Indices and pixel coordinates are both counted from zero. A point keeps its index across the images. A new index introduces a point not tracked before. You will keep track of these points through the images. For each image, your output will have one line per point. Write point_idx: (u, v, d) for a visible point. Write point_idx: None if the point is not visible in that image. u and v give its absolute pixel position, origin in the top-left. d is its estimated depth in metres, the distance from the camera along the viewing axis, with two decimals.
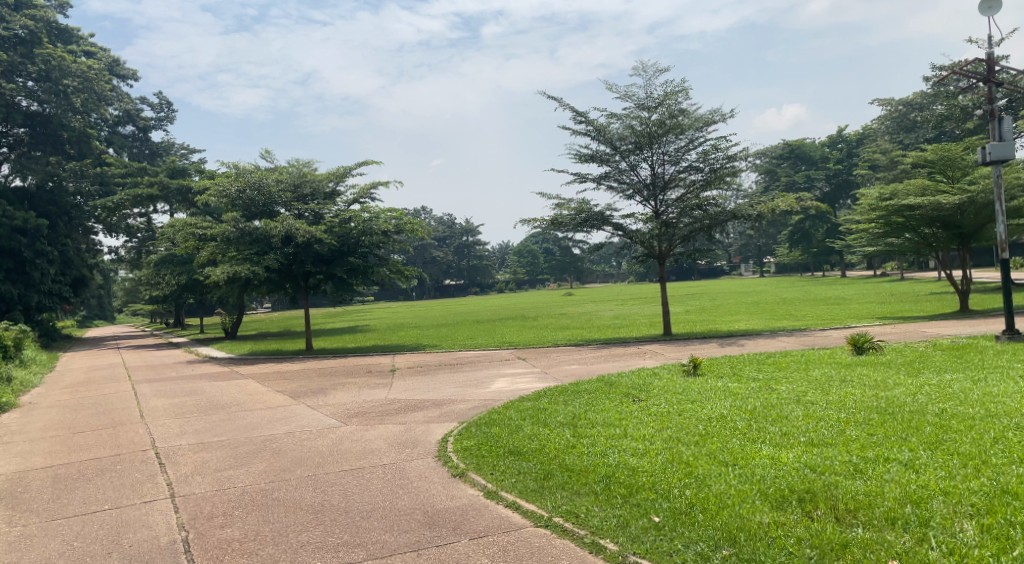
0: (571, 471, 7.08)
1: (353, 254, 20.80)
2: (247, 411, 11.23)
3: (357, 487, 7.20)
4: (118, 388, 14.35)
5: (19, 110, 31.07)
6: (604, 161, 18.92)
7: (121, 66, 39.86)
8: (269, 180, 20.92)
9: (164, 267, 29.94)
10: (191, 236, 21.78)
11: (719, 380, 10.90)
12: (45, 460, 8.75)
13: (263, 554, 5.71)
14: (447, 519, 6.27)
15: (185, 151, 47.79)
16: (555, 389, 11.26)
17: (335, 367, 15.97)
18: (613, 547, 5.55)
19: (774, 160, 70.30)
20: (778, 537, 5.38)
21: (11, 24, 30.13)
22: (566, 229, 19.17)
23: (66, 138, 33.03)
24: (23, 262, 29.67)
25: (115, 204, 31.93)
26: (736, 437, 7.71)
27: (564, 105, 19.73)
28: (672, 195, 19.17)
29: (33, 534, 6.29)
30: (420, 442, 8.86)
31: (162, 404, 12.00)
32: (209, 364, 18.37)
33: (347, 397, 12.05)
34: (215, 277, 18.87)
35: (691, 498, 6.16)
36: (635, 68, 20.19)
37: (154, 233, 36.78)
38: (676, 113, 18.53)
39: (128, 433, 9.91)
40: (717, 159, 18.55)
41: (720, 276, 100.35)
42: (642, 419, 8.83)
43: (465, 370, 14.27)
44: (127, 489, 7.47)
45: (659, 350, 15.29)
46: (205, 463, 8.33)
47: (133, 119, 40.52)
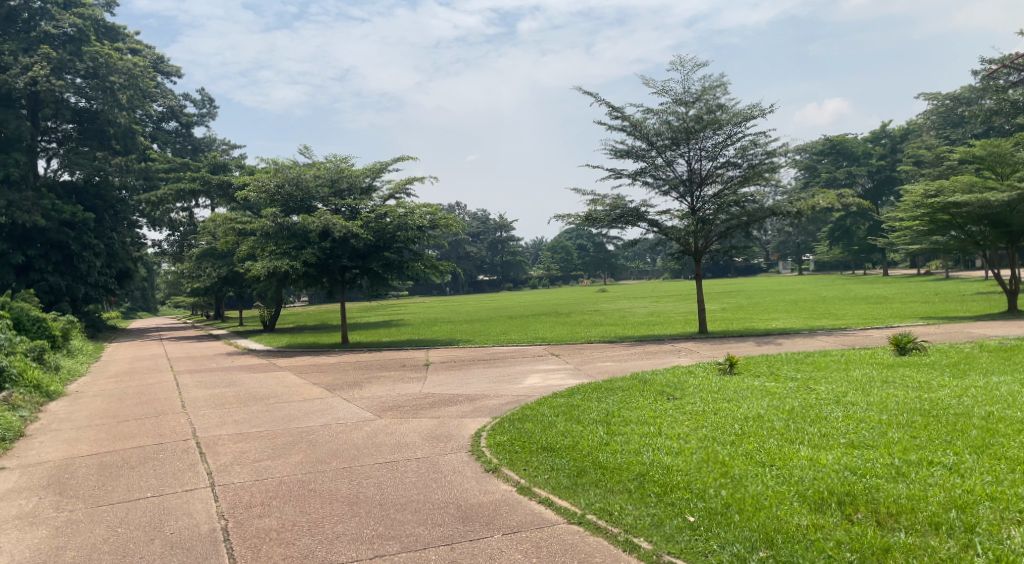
0: (605, 469, 7.05)
1: (388, 249, 20.99)
2: (285, 402, 11.44)
3: (391, 480, 7.26)
4: (162, 378, 14.73)
5: (68, 107, 31.72)
6: (639, 157, 18.75)
7: (165, 63, 40.73)
8: (307, 176, 21.21)
9: (205, 261, 30.76)
10: (231, 231, 22.12)
11: (756, 378, 10.76)
12: (92, 447, 9.03)
13: (300, 545, 5.80)
14: (480, 514, 6.30)
15: (226, 147, 48.56)
16: (588, 386, 11.20)
17: (370, 361, 16.14)
18: (647, 546, 5.52)
19: (815, 156, 68.99)
20: (817, 540, 5.29)
21: (61, 23, 31.16)
22: (601, 225, 19.05)
23: (112, 134, 33.63)
24: (70, 255, 30.77)
25: (159, 198, 32.82)
26: (773, 437, 7.61)
27: (599, 101, 19.59)
28: (709, 190, 18.87)
29: (80, 520, 6.50)
30: (454, 436, 8.93)
31: (203, 395, 12.30)
32: (247, 356, 18.78)
33: (381, 391, 12.18)
34: (255, 271, 19.27)
35: (728, 498, 6.09)
36: (672, 63, 19.75)
37: (195, 226, 37.70)
38: (714, 108, 18.31)
39: (171, 423, 10.17)
40: (756, 155, 18.27)
41: (756, 273, 99.05)
42: (678, 417, 8.75)
43: (499, 365, 14.33)
44: (169, 477, 7.66)
45: (694, 348, 15.17)
46: (244, 453, 8.50)
47: (177, 115, 41.32)
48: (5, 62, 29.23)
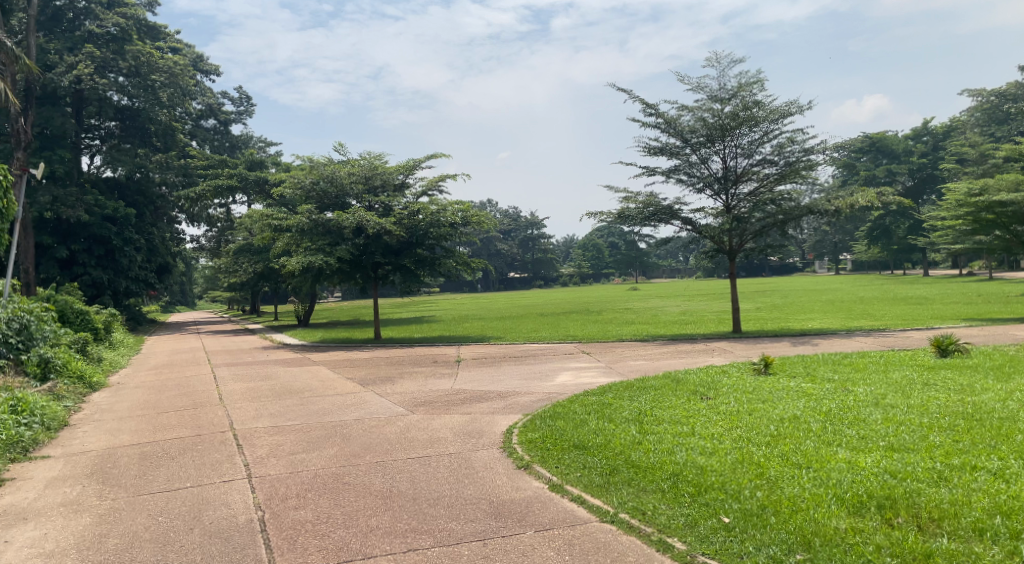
0: (638, 468, 7.01)
1: (421, 246, 21.11)
2: (318, 396, 11.58)
3: (424, 475, 7.32)
4: (199, 370, 15.03)
5: (111, 105, 32.33)
6: (673, 154, 18.59)
7: (204, 62, 41.47)
8: (341, 173, 21.39)
9: (242, 256, 31.31)
10: (268, 227, 22.45)
11: (792, 379, 10.62)
12: (133, 437, 9.25)
13: (334, 537, 5.87)
14: (513, 511, 6.30)
15: (263, 144, 49.22)
16: (621, 384, 11.15)
17: (403, 356, 16.27)
18: (682, 547, 5.48)
19: (854, 154, 67.68)
20: (856, 544, 5.19)
21: (104, 22, 31.92)
22: (633, 223, 18.91)
23: (153, 132, 34.33)
24: (112, 249, 31.55)
25: (197, 194, 33.20)
26: (811, 439, 7.50)
27: (633, 97, 19.45)
28: (744, 188, 18.63)
29: (121, 508, 6.66)
30: (486, 432, 8.96)
31: (240, 388, 12.52)
32: (282, 350, 19.06)
33: (413, 386, 12.28)
34: (290, 267, 19.56)
35: (763, 500, 6.01)
36: (708, 59, 19.57)
37: (232, 222, 38.30)
38: (750, 104, 18.02)
39: (208, 415, 10.36)
40: (793, 152, 17.97)
41: (792, 273, 97.60)
42: (711, 417, 8.66)
43: (530, 363, 14.33)
44: (207, 468, 7.81)
45: (728, 348, 14.99)
46: (280, 446, 8.62)
47: (215, 113, 42.08)
48: (51, 61, 30.06)
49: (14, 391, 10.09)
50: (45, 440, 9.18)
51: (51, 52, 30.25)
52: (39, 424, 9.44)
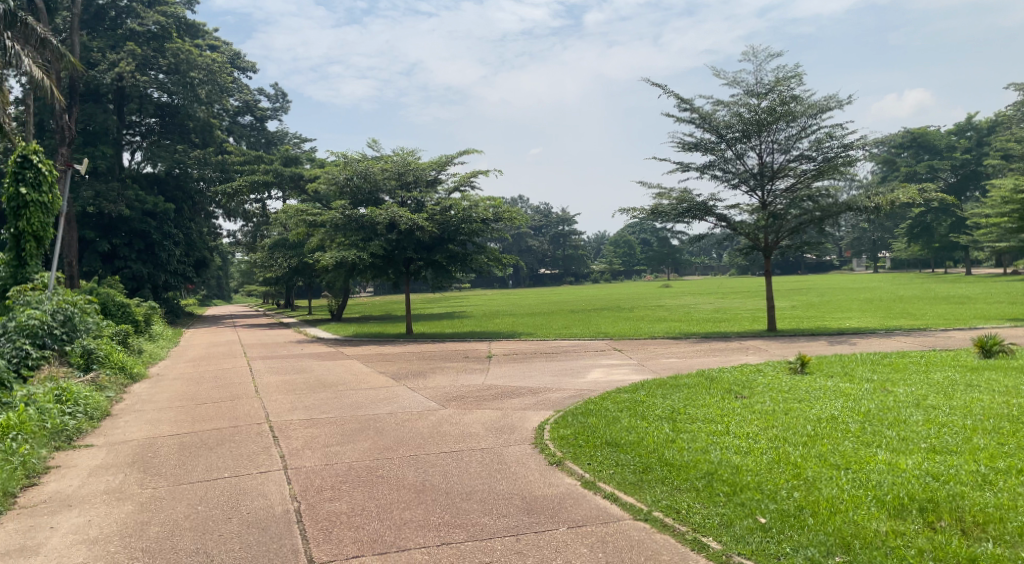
0: (671, 466, 6.95)
1: (452, 242, 21.20)
2: (352, 390, 11.71)
3: (456, 469, 7.36)
4: (236, 363, 15.30)
5: (151, 102, 32.96)
6: (708, 149, 18.37)
7: (241, 59, 42.11)
8: (375, 168, 21.53)
9: (277, 251, 31.54)
10: (302, 222, 22.69)
11: (829, 378, 10.44)
12: (173, 428, 9.45)
13: (368, 529, 5.92)
14: (546, 507, 6.30)
15: (297, 141, 49.79)
16: (653, 382, 11.07)
17: (435, 351, 16.37)
18: (716, 546, 5.42)
19: (894, 149, 66.46)
20: (897, 547, 5.09)
21: (145, 21, 32.71)
22: (667, 219, 18.74)
23: (192, 128, 34.87)
24: (152, 243, 32.25)
25: (234, 189, 33.65)
26: (849, 440, 7.36)
27: (667, 92, 19.25)
28: (780, 184, 18.33)
29: (163, 496, 6.81)
30: (518, 428, 8.96)
31: (275, 380, 12.72)
32: (316, 344, 19.30)
33: (445, 381, 12.36)
34: (324, 262, 19.82)
35: (800, 501, 5.92)
36: (745, 53, 19.32)
37: (267, 217, 38.84)
38: (788, 99, 17.72)
39: (245, 406, 10.54)
40: (832, 148, 17.63)
41: (829, 271, 95.84)
42: (746, 416, 8.55)
43: (561, 359, 14.34)
44: (245, 459, 7.94)
45: (763, 346, 14.79)
46: (315, 438, 8.73)
47: (251, 109, 42.71)
48: (94, 59, 30.80)
49: (59, 381, 10.39)
50: (88, 429, 9.42)
51: (94, 50, 31.00)
52: (82, 414, 9.69)
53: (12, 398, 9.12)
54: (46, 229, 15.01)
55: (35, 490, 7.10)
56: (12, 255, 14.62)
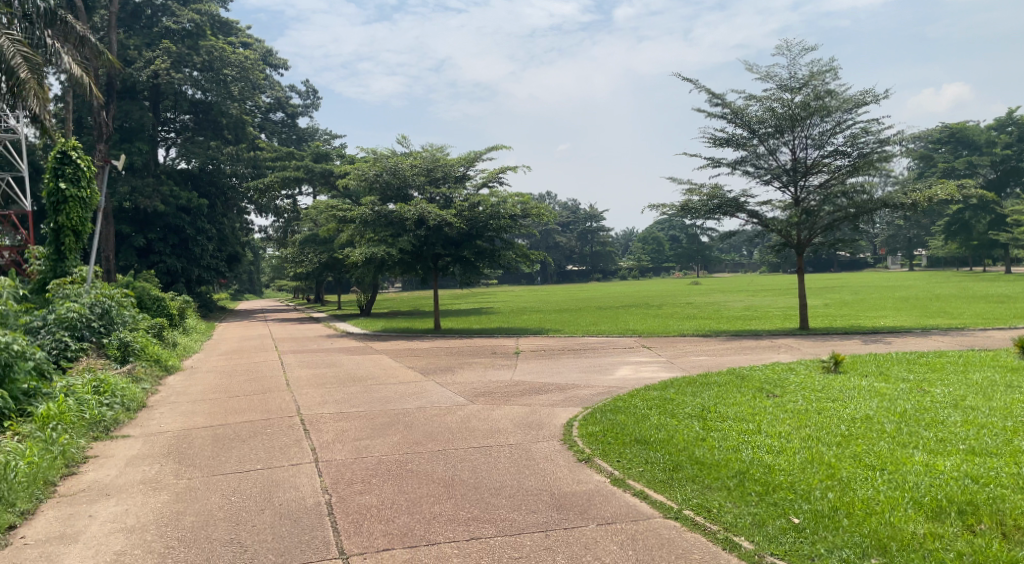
0: (701, 465, 6.89)
1: (480, 238, 21.22)
2: (381, 384, 11.81)
3: (485, 465, 7.38)
4: (267, 356, 15.51)
5: (186, 98, 33.44)
6: (740, 145, 18.15)
7: (274, 56, 42.59)
8: (404, 165, 21.62)
9: (308, 247, 32.07)
10: (332, 218, 22.90)
11: (864, 378, 10.24)
12: (206, 420, 9.61)
13: (398, 523, 5.96)
14: (575, 504, 6.28)
15: (328, 137, 50.22)
16: (683, 379, 10.97)
17: (463, 347, 16.43)
18: (749, 546, 5.36)
19: (931, 145, 65.19)
20: (935, 550, 4.98)
21: (180, 18, 33.16)
22: (697, 216, 18.56)
23: (225, 125, 35.38)
24: (186, 238, 33.09)
25: (266, 185, 34.08)
26: (885, 440, 7.23)
27: (699, 87, 19.05)
28: (814, 180, 18.04)
29: (197, 487, 6.93)
30: (546, 424, 8.95)
31: (306, 374, 12.89)
32: (345, 339, 19.50)
33: (473, 376, 12.41)
34: (354, 258, 20.00)
35: (835, 501, 5.83)
36: (778, 48, 19.08)
37: (298, 213, 39.27)
38: (823, 93, 17.44)
39: (276, 399, 10.68)
40: (867, 143, 17.33)
41: (862, 268, 94.19)
42: (778, 415, 8.42)
43: (589, 355, 14.30)
44: (277, 451, 8.05)
45: (795, 344, 14.60)
46: (345, 432, 8.82)
47: (283, 106, 43.18)
48: (131, 56, 31.38)
49: (97, 372, 10.64)
50: (125, 419, 9.63)
51: (131, 48, 31.76)
52: (119, 405, 9.90)
53: (52, 388, 9.36)
54: (85, 223, 15.34)
55: (75, 478, 7.28)
56: (52, 249, 14.91)
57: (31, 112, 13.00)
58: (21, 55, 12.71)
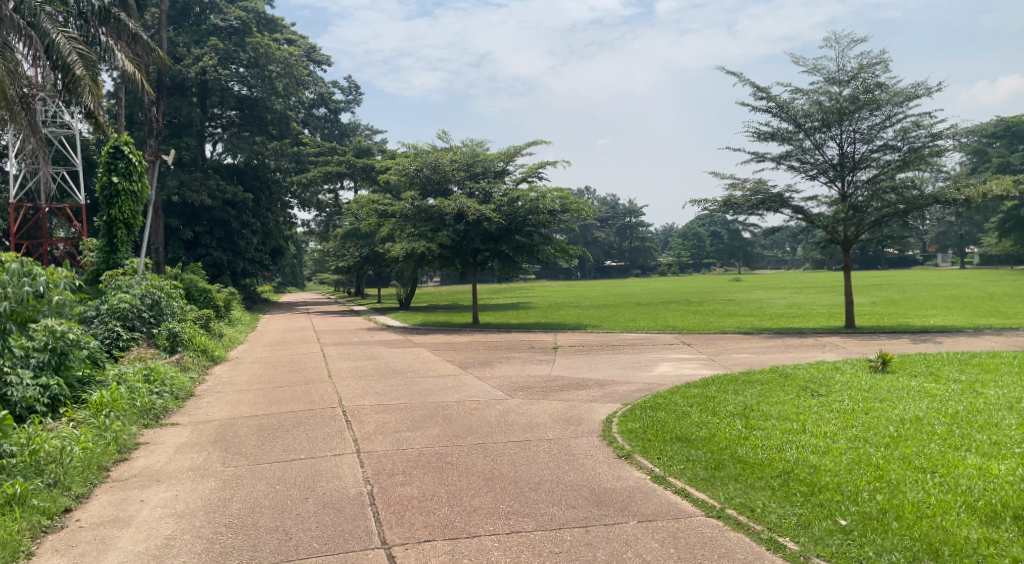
0: (745, 464, 6.79)
1: (519, 233, 21.15)
2: (420, 377, 11.93)
3: (525, 459, 7.39)
4: (309, 348, 15.77)
5: (232, 94, 34.20)
6: (785, 139, 17.81)
7: (317, 52, 43.16)
8: (444, 159, 21.68)
9: (349, 240, 32.42)
10: (374, 212, 23.15)
11: (913, 379, 9.99)
12: (251, 409, 9.82)
13: (439, 514, 6.01)
14: (615, 500, 6.25)
15: (369, 133, 50.69)
16: (724, 377, 10.83)
17: (502, 341, 16.46)
18: (794, 547, 5.27)
19: (986, 139, 63.24)
20: (990, 555, 4.84)
21: (227, 16, 34.09)
22: (740, 211, 18.29)
23: (270, 120, 36.16)
24: (231, 232, 33.89)
25: (309, 180, 34.55)
26: (935, 443, 7.03)
27: (743, 81, 18.76)
28: (862, 175, 17.62)
29: (243, 475, 7.08)
30: (586, 420, 8.93)
31: (347, 366, 13.08)
32: (386, 332, 19.72)
33: (512, 371, 12.45)
34: (394, 252, 20.20)
35: (884, 503, 5.70)
36: (826, 40, 18.71)
37: (339, 208, 39.77)
38: (872, 86, 17.03)
39: (319, 391, 10.86)
40: (918, 137, 16.86)
41: (911, 265, 91.76)
42: (824, 415, 8.26)
43: (628, 352, 14.23)
44: (320, 441, 8.18)
45: (841, 343, 14.28)
46: (387, 423, 8.92)
47: (325, 102, 43.77)
48: (180, 53, 32.10)
49: (147, 361, 10.96)
50: (174, 408, 9.89)
51: (180, 45, 32.46)
52: (169, 394, 10.18)
53: (105, 376, 9.66)
54: (136, 216, 15.76)
55: (127, 464, 7.50)
56: (106, 241, 15.33)
57: (85, 108, 13.36)
58: (76, 53, 13.03)
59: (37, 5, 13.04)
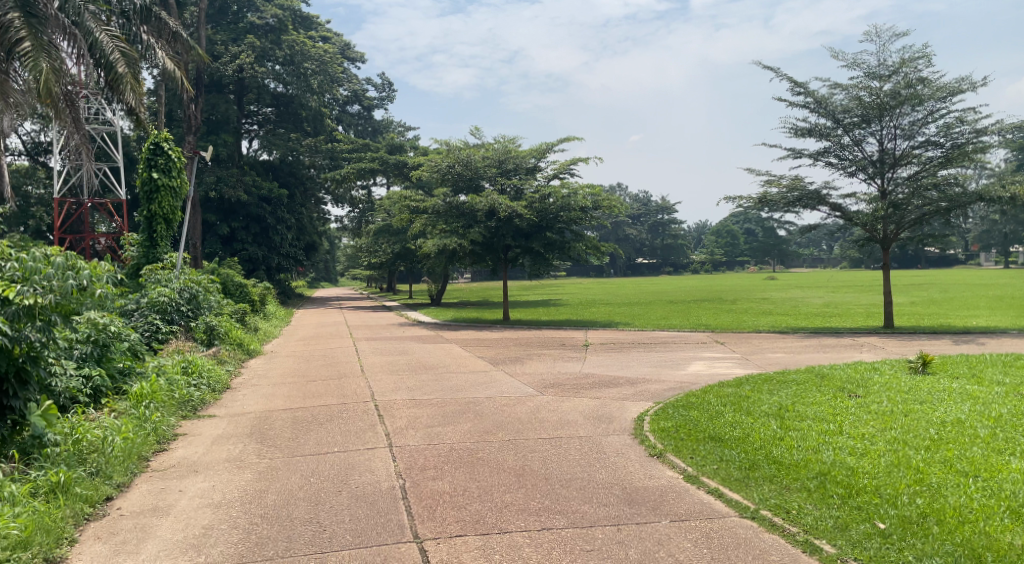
0: (780, 465, 6.70)
1: (551, 230, 21.13)
2: (452, 373, 12.00)
3: (556, 456, 7.38)
4: (342, 343, 15.94)
5: (268, 91, 34.66)
6: (823, 135, 17.49)
7: (352, 50, 43.54)
8: (476, 156, 21.78)
9: (382, 237, 32.67)
10: (406, 209, 23.32)
11: (955, 380, 9.73)
12: (285, 403, 9.97)
13: (471, 510, 6.03)
14: (647, 499, 6.21)
15: (402, 130, 51.07)
16: (758, 377, 10.69)
17: (533, 338, 16.45)
18: (830, 549, 5.17)
19: None
20: None
21: (264, 14, 34.59)
22: (776, 209, 18.02)
23: (305, 117, 36.42)
24: (267, 228, 34.43)
25: (342, 176, 34.89)
26: (978, 446, 6.85)
27: (780, 76, 18.47)
28: (903, 172, 17.22)
29: (278, 467, 7.19)
30: (617, 418, 8.90)
31: (380, 361, 13.20)
32: (417, 328, 19.85)
33: (543, 368, 12.45)
34: (426, 248, 20.35)
35: (924, 508, 5.57)
36: (867, 33, 18.37)
37: (372, 204, 40.13)
38: (914, 81, 16.64)
39: (352, 385, 10.98)
40: (962, 133, 16.44)
41: (953, 265, 89.31)
42: (861, 416, 8.11)
43: (660, 350, 14.13)
44: (353, 435, 8.26)
45: (878, 343, 13.99)
46: (418, 418, 8.98)
47: (359, 99, 44.16)
48: (218, 51, 32.59)
49: (185, 354, 11.19)
50: (211, 400, 10.07)
51: (218, 43, 33.01)
52: (206, 386, 10.37)
53: (145, 368, 9.87)
54: (175, 212, 16.09)
55: (166, 454, 7.68)
56: (145, 236, 15.65)
57: (128, 106, 13.64)
58: (119, 51, 13.29)
59: (82, 4, 13.34)
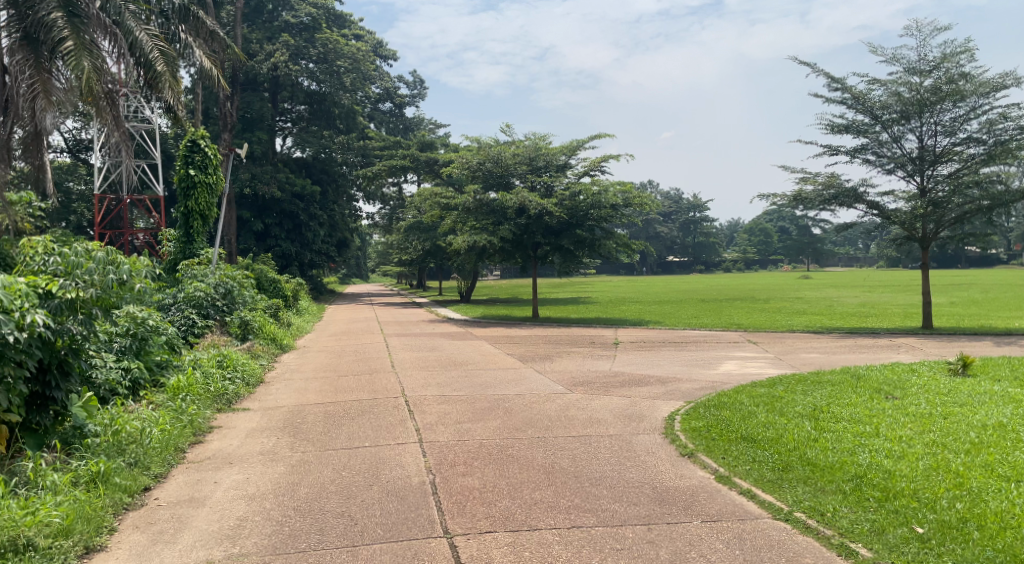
0: (815, 466, 6.59)
1: (581, 227, 21.04)
2: (481, 369, 12.02)
3: (586, 454, 7.35)
4: (373, 339, 16.08)
5: (302, 89, 35.04)
6: (861, 132, 17.15)
7: (384, 48, 43.87)
8: (507, 153, 21.81)
9: (413, 234, 32.87)
10: (437, 205, 23.41)
11: (997, 383, 9.47)
12: (317, 397, 10.09)
13: (500, 506, 6.04)
14: (677, 499, 6.15)
15: (433, 127, 51.32)
16: (792, 377, 10.51)
17: (563, 336, 16.40)
18: (867, 553, 5.07)
19: None
20: None
21: (299, 13, 35.25)
22: (811, 206, 17.73)
23: (337, 115, 36.72)
24: (300, 224, 34.94)
25: (374, 173, 35.17)
26: (1020, 451, 6.66)
27: (817, 72, 18.17)
28: (943, 169, 16.80)
29: (310, 460, 7.28)
30: (647, 417, 8.82)
31: (410, 357, 13.28)
32: (447, 324, 19.92)
33: (573, 365, 12.41)
34: (457, 245, 20.44)
35: (964, 513, 5.44)
36: (906, 29, 18.04)
37: (403, 201, 40.44)
38: (956, 77, 16.24)
39: (383, 380, 11.07)
40: (1006, 130, 15.99)
41: (995, 265, 86.75)
42: (898, 418, 7.93)
43: (692, 348, 13.98)
44: (384, 430, 8.34)
45: (916, 344, 13.69)
46: (447, 414, 9.01)
47: (391, 96, 44.54)
48: (253, 49, 32.99)
49: (220, 348, 11.38)
50: (245, 393, 10.23)
51: (253, 42, 33.37)
52: (240, 380, 10.53)
53: (181, 361, 10.07)
54: (211, 208, 16.36)
55: (202, 446, 7.82)
56: (182, 231, 15.95)
57: (165, 103, 13.93)
58: (158, 50, 13.57)
59: (122, 4, 13.61)
